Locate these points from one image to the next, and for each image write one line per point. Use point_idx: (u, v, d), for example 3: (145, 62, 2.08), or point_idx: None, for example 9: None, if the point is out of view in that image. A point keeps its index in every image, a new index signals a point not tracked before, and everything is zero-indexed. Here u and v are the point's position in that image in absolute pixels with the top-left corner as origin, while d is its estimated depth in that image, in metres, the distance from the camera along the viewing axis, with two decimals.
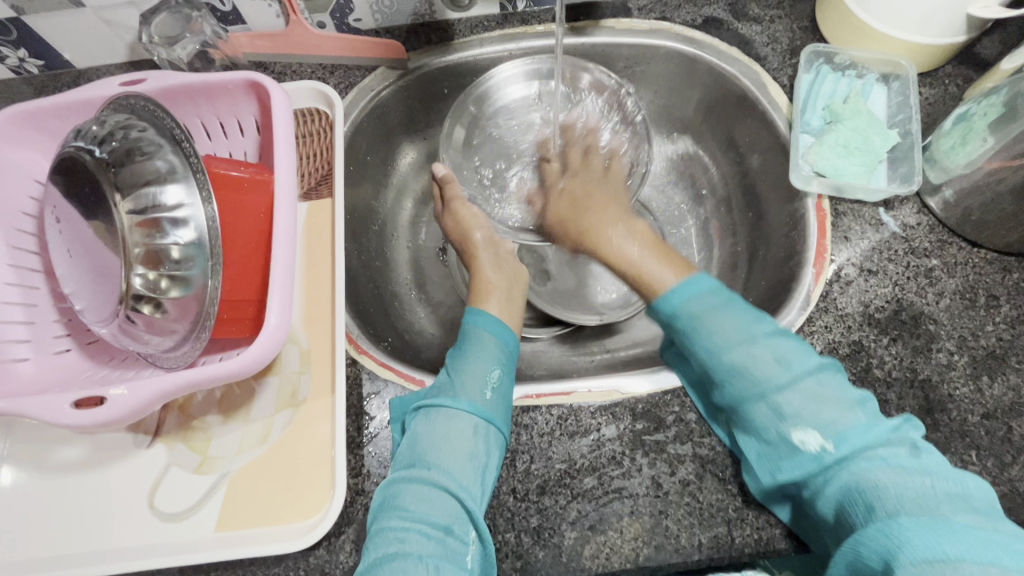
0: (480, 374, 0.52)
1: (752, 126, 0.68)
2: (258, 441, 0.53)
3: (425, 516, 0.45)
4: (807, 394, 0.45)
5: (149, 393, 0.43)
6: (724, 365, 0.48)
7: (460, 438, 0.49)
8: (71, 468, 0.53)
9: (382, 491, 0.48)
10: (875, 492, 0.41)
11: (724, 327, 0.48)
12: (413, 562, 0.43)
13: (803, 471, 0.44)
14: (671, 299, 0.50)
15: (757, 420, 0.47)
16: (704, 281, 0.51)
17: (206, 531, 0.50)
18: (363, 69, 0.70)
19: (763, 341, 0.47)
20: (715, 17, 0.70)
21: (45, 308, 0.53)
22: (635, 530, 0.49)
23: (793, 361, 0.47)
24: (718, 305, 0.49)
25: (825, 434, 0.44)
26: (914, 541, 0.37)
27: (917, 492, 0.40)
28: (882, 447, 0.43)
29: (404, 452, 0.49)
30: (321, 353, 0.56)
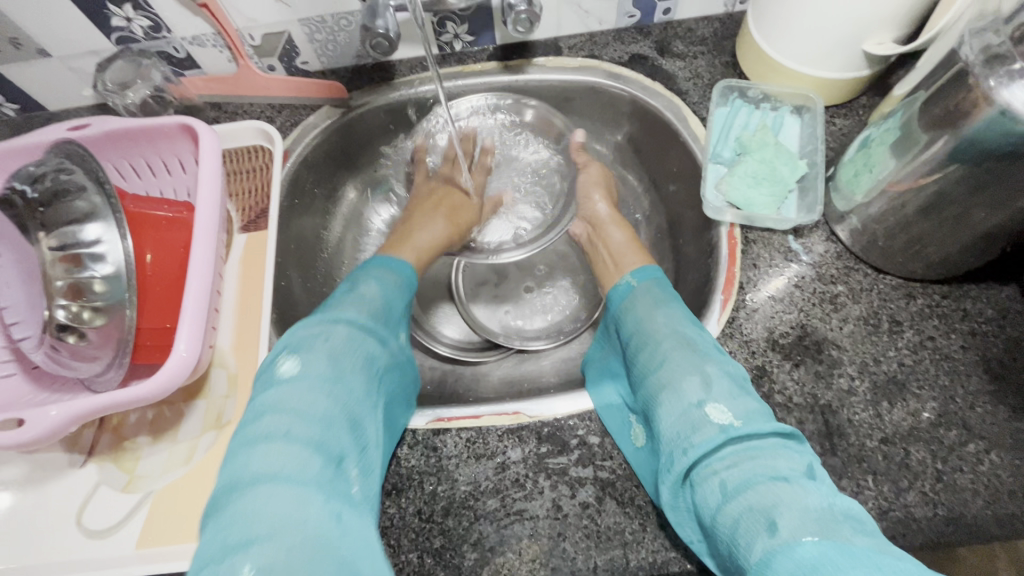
0: (395, 314, 0.60)
1: (677, 157, 0.71)
2: (182, 461, 0.56)
3: (321, 432, 0.46)
4: (721, 380, 0.48)
5: (64, 416, 0.47)
6: (664, 338, 0.53)
7: (363, 361, 0.53)
8: (10, 486, 0.56)
9: (279, 397, 0.47)
10: (775, 510, 0.39)
11: (667, 311, 0.56)
12: (310, 476, 0.43)
13: (706, 440, 0.45)
14: (631, 282, 0.62)
15: (677, 387, 0.49)
16: (661, 275, 0.62)
17: (126, 547, 0.52)
18: (308, 107, 0.74)
19: (692, 334, 0.53)
20: (642, 53, 0.73)
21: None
22: (533, 552, 0.50)
23: (711, 347, 0.52)
24: (659, 299, 0.58)
25: (735, 412, 0.46)
26: (822, 567, 0.35)
27: (812, 510, 0.39)
28: (786, 456, 0.43)
29: (310, 357, 0.50)
30: (247, 376, 0.59)
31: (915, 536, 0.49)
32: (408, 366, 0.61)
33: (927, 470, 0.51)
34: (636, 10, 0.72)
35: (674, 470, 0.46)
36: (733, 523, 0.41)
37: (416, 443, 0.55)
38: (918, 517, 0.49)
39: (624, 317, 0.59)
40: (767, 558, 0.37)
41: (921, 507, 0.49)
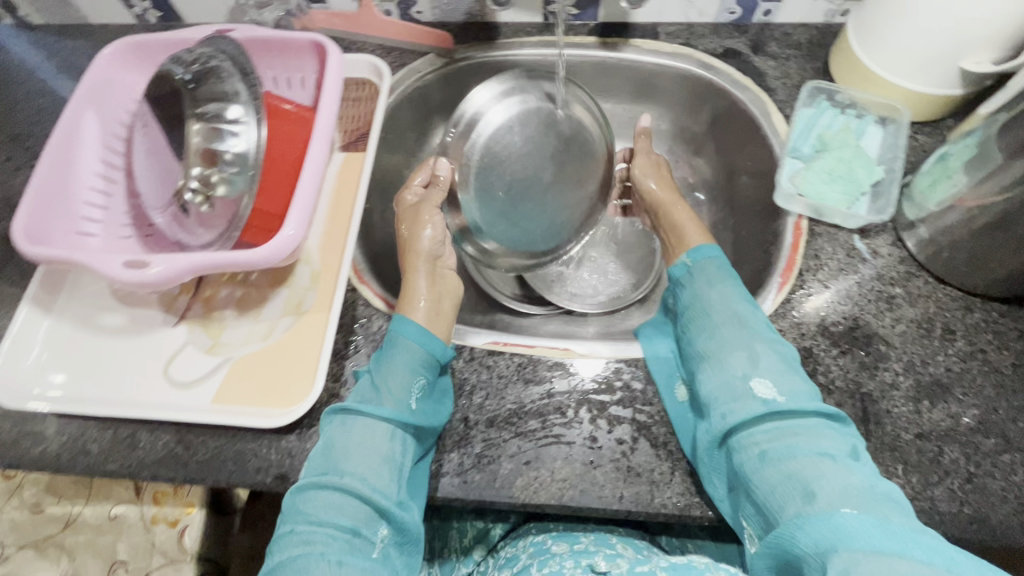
0: (404, 382, 0.54)
1: (754, 150, 0.74)
2: (261, 336, 0.62)
3: (328, 518, 0.48)
4: (770, 357, 0.52)
5: (182, 266, 0.53)
6: (715, 312, 0.56)
7: (369, 443, 0.51)
8: (110, 331, 0.63)
9: (297, 488, 0.50)
10: (813, 482, 0.43)
11: (722, 287, 0.58)
12: (315, 560, 0.46)
13: (748, 413, 0.49)
14: (690, 258, 0.61)
15: (721, 363, 0.52)
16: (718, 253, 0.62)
17: (203, 400, 0.59)
18: (415, 53, 0.80)
19: (745, 313, 0.55)
20: (736, 49, 0.77)
21: (119, 200, 0.64)
22: (564, 473, 0.54)
23: (767, 328, 0.55)
24: (719, 272, 0.59)
25: (781, 389, 0.50)
26: (857, 534, 0.38)
27: (853, 488, 0.43)
28: (827, 441, 0.47)
29: (318, 461, 0.51)
30: (328, 274, 0.64)
31: (936, 528, 0.50)
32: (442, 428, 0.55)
33: (958, 470, 0.52)
34: (738, 7, 0.76)
35: (713, 432, 0.50)
36: (770, 487, 0.45)
37: (471, 359, 0.60)
38: (943, 510, 0.51)
39: (678, 293, 0.61)
40: (800, 521, 0.42)
41: (947, 502, 0.51)
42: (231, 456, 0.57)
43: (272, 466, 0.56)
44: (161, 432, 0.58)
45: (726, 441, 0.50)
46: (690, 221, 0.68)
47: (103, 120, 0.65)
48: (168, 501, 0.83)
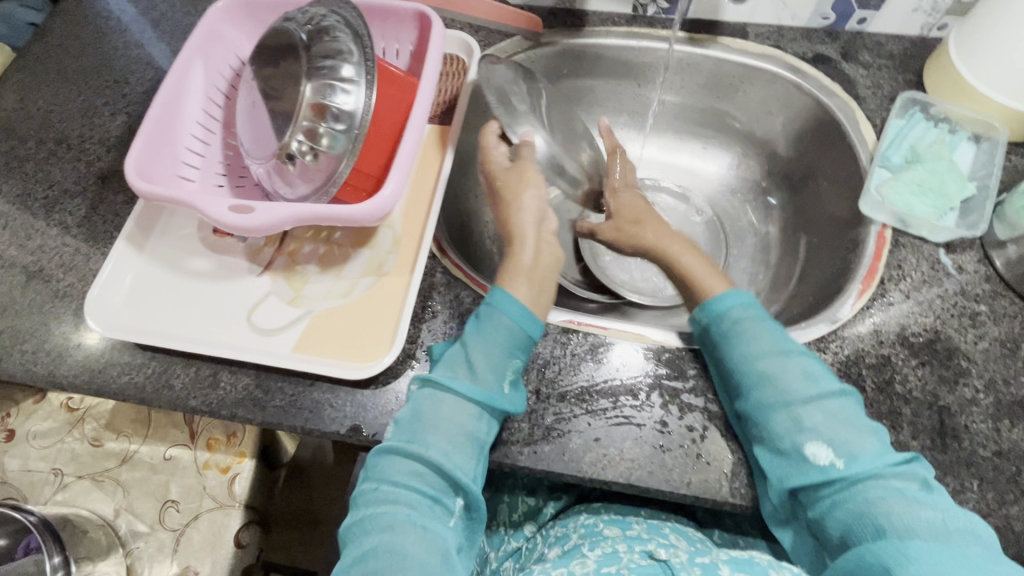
0: (493, 363, 0.53)
1: (836, 156, 0.73)
2: (342, 293, 0.63)
3: (412, 484, 0.51)
4: (826, 412, 0.50)
5: (285, 214, 0.54)
6: (753, 372, 0.53)
7: (456, 418, 0.52)
8: (196, 274, 0.66)
9: (381, 452, 0.53)
10: (886, 521, 0.45)
11: (760, 339, 0.54)
12: (402, 520, 0.49)
13: (805, 477, 0.49)
14: (717, 306, 0.57)
15: (769, 429, 0.51)
16: (749, 300, 0.57)
17: (284, 348, 0.60)
18: (502, 34, 0.81)
19: (788, 364, 0.52)
20: (826, 54, 0.76)
21: (215, 148, 0.67)
22: (634, 453, 0.55)
23: (817, 380, 0.52)
24: (754, 323, 0.55)
25: (836, 450, 0.49)
26: (928, 560, 0.42)
27: (926, 522, 0.44)
28: (895, 478, 0.47)
29: (405, 427, 0.53)
30: (410, 240, 0.66)
31: (1010, 546, 0.50)
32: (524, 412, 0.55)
33: None
34: (833, 13, 0.75)
35: (775, 490, 0.50)
36: (842, 527, 0.47)
37: (545, 334, 0.61)
38: (1018, 529, 0.50)
39: (709, 351, 0.57)
40: (871, 552, 0.44)
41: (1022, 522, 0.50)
42: (307, 404, 0.59)
43: (346, 417, 0.58)
44: (240, 374, 0.60)
45: (791, 495, 0.50)
46: (700, 266, 0.61)
47: (208, 71, 0.67)
48: (220, 448, 0.86)
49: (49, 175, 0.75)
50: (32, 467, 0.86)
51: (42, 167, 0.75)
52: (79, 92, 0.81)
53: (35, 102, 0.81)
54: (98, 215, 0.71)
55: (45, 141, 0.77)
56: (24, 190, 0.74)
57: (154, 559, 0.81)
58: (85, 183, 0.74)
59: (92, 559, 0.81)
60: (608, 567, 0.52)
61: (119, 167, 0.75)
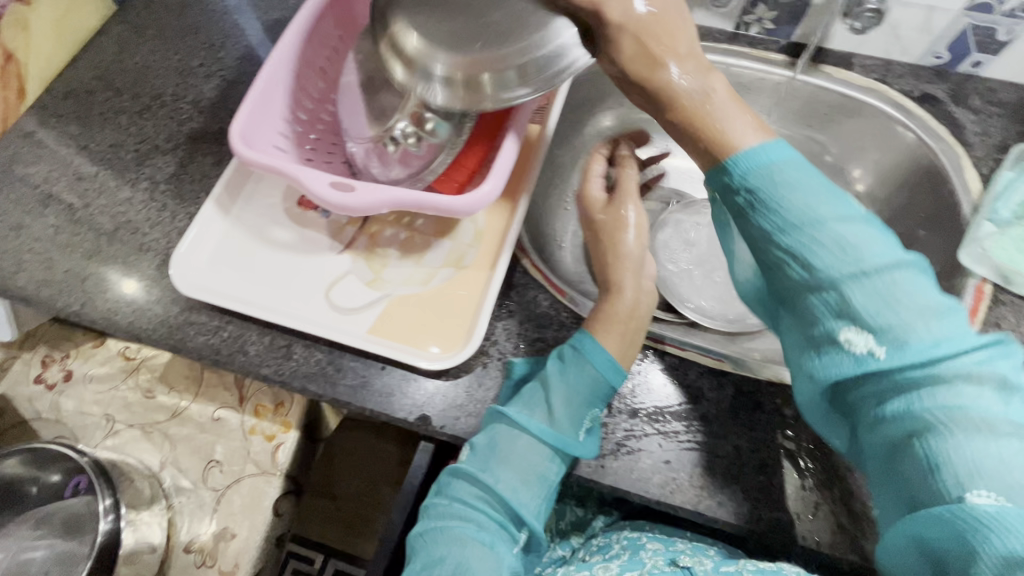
0: (572, 409, 0.53)
1: (933, 201, 0.71)
2: (421, 281, 0.63)
3: (482, 509, 0.51)
4: (873, 291, 0.42)
5: (386, 197, 0.54)
6: (781, 241, 0.45)
7: (531, 455, 0.52)
8: (278, 244, 0.66)
9: (453, 471, 0.54)
10: (939, 453, 0.40)
11: (792, 198, 0.45)
12: (470, 541, 0.50)
13: (841, 368, 0.44)
14: (740, 161, 0.47)
15: (804, 310, 0.45)
16: (780, 149, 0.47)
17: (359, 328, 0.61)
18: None
19: (820, 230, 0.44)
20: (934, 94, 0.73)
21: (308, 122, 0.67)
22: (703, 481, 0.54)
23: (863, 252, 0.43)
24: (781, 179, 0.45)
25: (878, 342, 0.42)
26: (995, 519, 0.37)
27: (995, 457, 0.39)
28: (961, 388, 0.41)
29: (480, 454, 0.53)
30: (493, 236, 0.66)
31: None
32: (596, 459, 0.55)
33: None
34: (947, 52, 0.73)
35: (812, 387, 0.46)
36: (889, 450, 0.43)
37: None
38: None
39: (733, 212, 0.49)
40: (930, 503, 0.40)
41: None
42: (378, 387, 0.59)
43: (415, 406, 0.58)
44: (314, 349, 0.61)
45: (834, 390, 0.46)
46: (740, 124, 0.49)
47: (310, 41, 0.66)
48: (267, 416, 0.86)
49: (142, 130, 0.76)
50: (86, 410, 0.89)
51: (135, 121, 0.77)
52: (176, 51, 0.82)
53: (133, 56, 0.82)
54: (187, 174, 0.72)
55: (140, 95, 0.79)
56: (117, 141, 0.75)
57: (194, 515, 0.83)
58: (176, 141, 0.75)
59: (136, 509, 0.82)
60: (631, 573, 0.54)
61: (210, 129, 0.76)
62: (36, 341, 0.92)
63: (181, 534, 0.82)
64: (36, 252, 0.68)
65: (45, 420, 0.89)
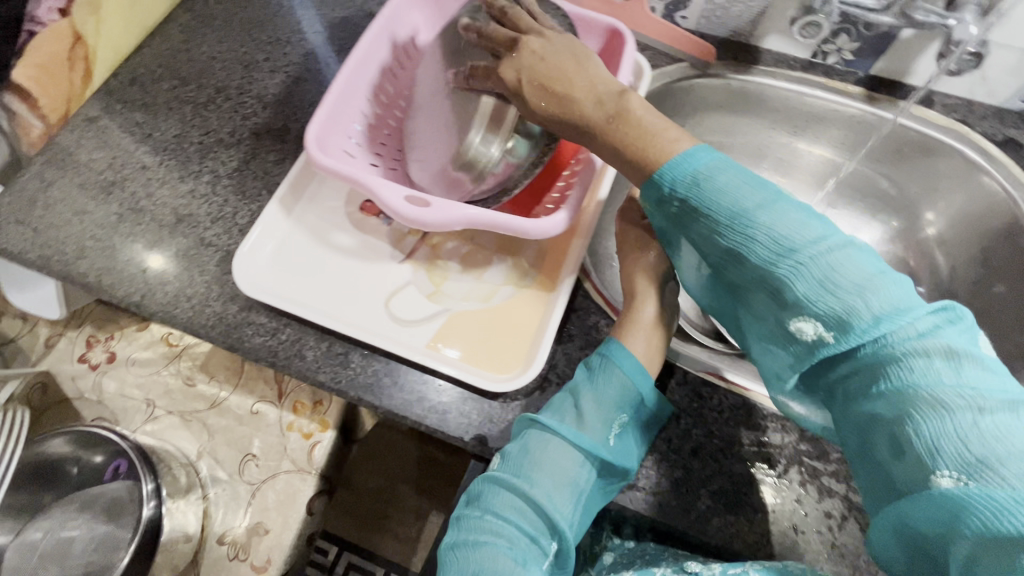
0: (602, 414, 0.50)
1: (1010, 251, 0.68)
2: (481, 297, 0.63)
3: (514, 520, 0.47)
4: (811, 276, 0.40)
5: (462, 216, 0.54)
6: (724, 237, 0.44)
7: (562, 461, 0.48)
8: (339, 249, 0.66)
9: (483, 481, 0.50)
10: (905, 437, 0.38)
11: (728, 193, 0.43)
12: (501, 555, 0.45)
13: (796, 359, 0.43)
14: (678, 167, 0.46)
15: (755, 302, 0.44)
16: (706, 150, 0.46)
17: (418, 341, 0.60)
18: (670, 57, 0.79)
19: (753, 217, 0.42)
20: (1018, 139, 0.71)
21: (379, 128, 0.67)
22: (764, 528, 0.53)
23: (799, 235, 0.41)
24: (708, 176, 0.44)
25: (826, 330, 0.41)
26: (979, 504, 0.34)
27: (963, 436, 0.36)
28: (914, 369, 0.38)
29: (511, 461, 0.49)
30: (556, 256, 0.65)
31: None
32: (631, 470, 0.51)
33: None
34: None
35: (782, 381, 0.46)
36: (863, 438, 0.42)
37: (684, 381, 0.59)
38: None
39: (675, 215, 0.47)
40: (908, 489, 0.38)
41: None
42: (434, 403, 0.58)
43: (472, 425, 0.57)
44: (372, 359, 0.61)
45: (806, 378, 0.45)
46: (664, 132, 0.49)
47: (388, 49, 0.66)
48: (305, 413, 0.86)
49: (206, 122, 0.76)
50: (127, 393, 0.89)
51: (200, 112, 0.77)
52: (241, 44, 0.82)
53: (199, 46, 0.82)
54: (250, 171, 0.72)
55: (205, 86, 0.79)
56: (181, 132, 0.75)
57: (228, 507, 0.83)
58: (239, 136, 0.75)
59: (174, 496, 0.83)
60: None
61: (273, 126, 0.75)
62: (82, 321, 0.93)
63: (216, 525, 0.83)
64: (99, 240, 0.68)
65: (88, 400, 0.90)
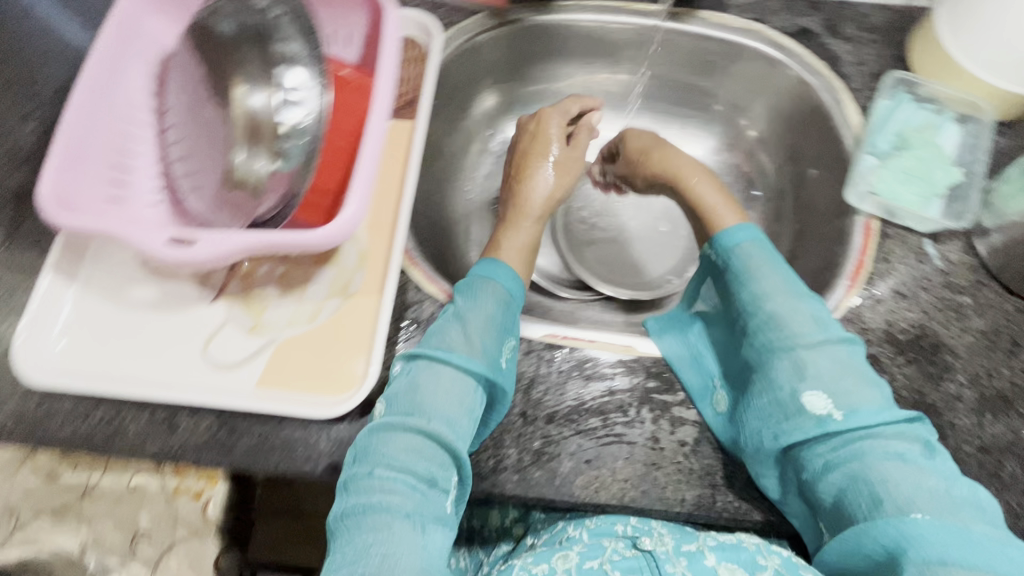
0: (489, 333, 0.53)
1: (820, 140, 0.70)
2: (307, 318, 0.58)
3: (411, 464, 0.46)
4: (831, 358, 0.48)
5: (234, 246, 0.49)
6: (760, 311, 0.51)
7: (452, 388, 0.49)
8: (140, 306, 0.59)
9: (372, 431, 0.48)
10: (881, 489, 0.43)
11: (768, 276, 0.53)
12: (397, 515, 0.43)
13: (806, 432, 0.47)
14: (730, 238, 0.56)
15: (769, 374, 0.50)
16: (753, 231, 0.56)
17: (247, 384, 0.55)
18: (462, 11, 0.72)
19: (799, 308, 0.51)
20: (811, 28, 0.71)
21: (147, 160, 0.59)
22: (626, 473, 0.53)
23: (827, 325, 0.51)
24: (767, 257, 0.54)
25: (839, 403, 0.47)
26: (928, 539, 0.39)
27: (929, 494, 0.42)
28: (899, 443, 0.45)
29: (401, 402, 0.49)
30: (377, 254, 0.61)
31: None
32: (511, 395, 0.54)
33: (1015, 484, 0.52)
34: None
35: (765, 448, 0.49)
36: (834, 495, 0.45)
37: (529, 350, 0.58)
38: None
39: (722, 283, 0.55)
40: (865, 526, 0.42)
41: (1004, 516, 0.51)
42: (278, 442, 0.55)
43: (323, 455, 0.54)
44: (202, 416, 0.55)
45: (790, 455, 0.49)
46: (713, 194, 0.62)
47: (126, 71, 0.58)
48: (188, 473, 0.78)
49: None
50: None
51: None
52: None
53: None
54: None
55: None
56: None
57: None
58: None
59: None
60: (590, 561, 0.50)
61: None
62: None
63: None
64: None
65: None
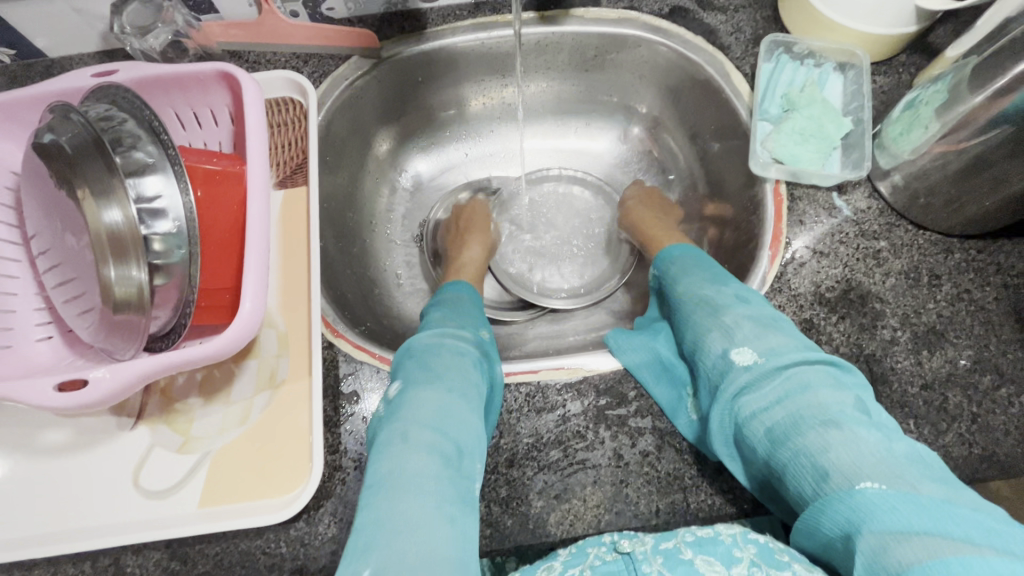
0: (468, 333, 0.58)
1: (717, 113, 0.71)
2: (239, 420, 0.55)
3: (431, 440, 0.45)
4: (748, 320, 0.51)
5: (130, 375, 0.46)
6: (687, 298, 0.57)
7: (446, 367, 0.52)
8: (56, 451, 0.55)
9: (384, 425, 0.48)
10: (824, 456, 0.40)
11: (689, 274, 0.60)
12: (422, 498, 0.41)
13: (739, 386, 0.48)
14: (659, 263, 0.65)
15: (704, 342, 0.52)
16: (677, 250, 0.65)
17: (189, 506, 0.52)
18: (336, 57, 0.69)
19: (714, 292, 0.56)
20: (682, 6, 0.71)
21: (27, 296, 0.56)
22: (597, 498, 0.52)
23: (748, 297, 0.55)
24: (688, 262, 0.62)
25: (759, 350, 0.48)
26: (879, 512, 0.37)
27: (870, 455, 0.40)
28: (833, 399, 0.44)
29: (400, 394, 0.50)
30: (298, 337, 0.58)
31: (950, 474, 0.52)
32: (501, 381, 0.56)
33: (962, 413, 0.54)
34: None
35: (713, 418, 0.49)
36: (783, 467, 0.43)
37: None
38: (955, 455, 0.53)
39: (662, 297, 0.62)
40: (822, 504, 0.40)
41: (959, 447, 0.53)
42: (235, 559, 0.51)
43: (285, 560, 0.51)
44: (148, 552, 0.52)
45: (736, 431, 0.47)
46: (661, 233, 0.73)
47: None
48: None
49: None
50: None
51: None
52: None
53: None
54: None
55: None
56: None
57: None
58: None
59: None
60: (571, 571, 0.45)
61: None
62: None
63: None
64: None
65: None
